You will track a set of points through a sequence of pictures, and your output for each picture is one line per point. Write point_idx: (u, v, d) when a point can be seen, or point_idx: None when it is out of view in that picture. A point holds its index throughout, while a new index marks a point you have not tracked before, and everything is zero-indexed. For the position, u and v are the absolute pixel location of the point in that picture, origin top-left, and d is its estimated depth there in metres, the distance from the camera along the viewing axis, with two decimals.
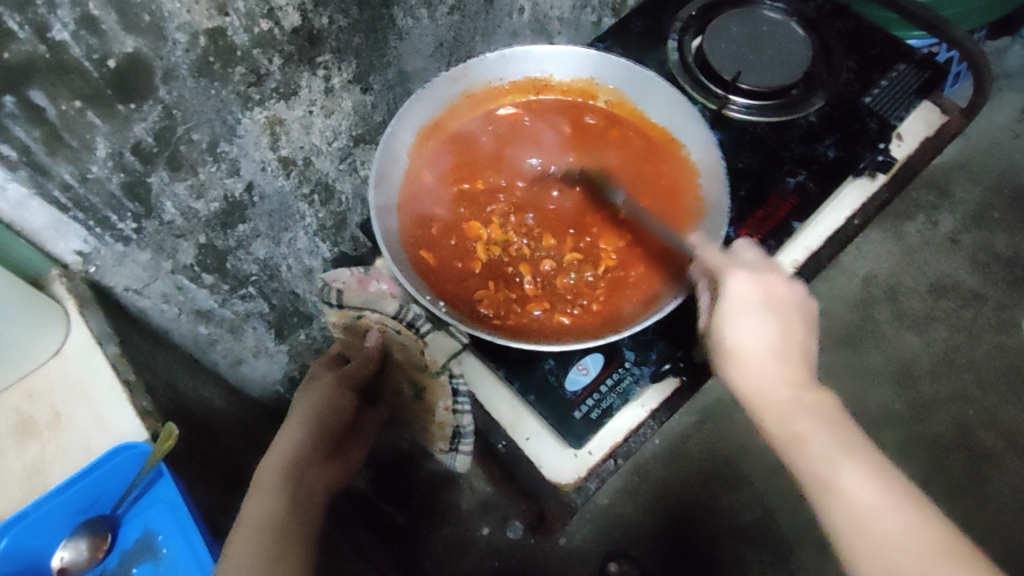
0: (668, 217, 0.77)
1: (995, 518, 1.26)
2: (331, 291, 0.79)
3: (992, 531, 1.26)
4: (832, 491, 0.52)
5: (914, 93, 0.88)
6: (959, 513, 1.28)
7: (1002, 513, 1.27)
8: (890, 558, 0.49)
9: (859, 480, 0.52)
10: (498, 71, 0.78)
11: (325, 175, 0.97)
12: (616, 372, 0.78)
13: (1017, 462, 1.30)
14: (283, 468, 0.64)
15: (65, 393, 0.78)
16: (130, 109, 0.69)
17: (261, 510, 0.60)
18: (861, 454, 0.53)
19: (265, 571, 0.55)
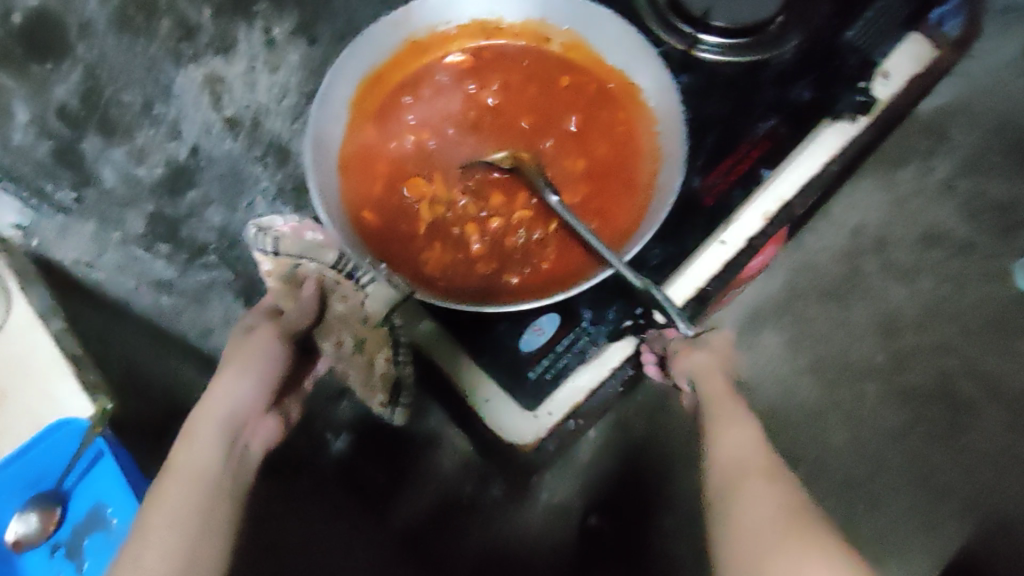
0: (624, 168, 0.73)
1: (970, 465, 1.29)
2: (268, 240, 0.79)
3: (968, 478, 1.29)
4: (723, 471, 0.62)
5: (901, 25, 0.81)
6: (935, 460, 1.30)
7: (978, 462, 1.29)
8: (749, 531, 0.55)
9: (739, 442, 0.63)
10: (443, 14, 0.74)
11: (279, 137, 0.86)
12: (571, 332, 0.74)
13: (994, 412, 1.30)
14: (220, 422, 0.59)
15: (4, 369, 0.74)
16: (47, 68, 0.71)
17: (192, 460, 0.56)
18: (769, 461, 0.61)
19: (190, 535, 0.52)
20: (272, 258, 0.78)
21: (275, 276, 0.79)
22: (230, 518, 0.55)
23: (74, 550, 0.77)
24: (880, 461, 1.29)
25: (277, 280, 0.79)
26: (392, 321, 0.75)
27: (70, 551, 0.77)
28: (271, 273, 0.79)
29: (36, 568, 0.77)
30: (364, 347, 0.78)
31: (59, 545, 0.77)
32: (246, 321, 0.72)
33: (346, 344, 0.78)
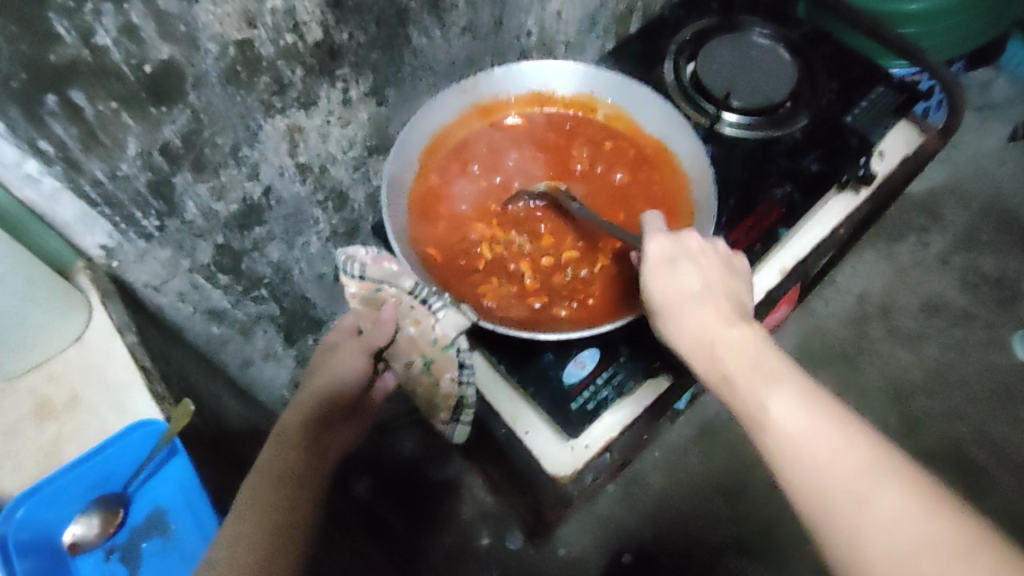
0: (659, 221, 0.83)
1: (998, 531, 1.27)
2: (355, 263, 0.72)
3: None
4: (764, 419, 0.57)
5: (893, 112, 0.93)
6: None
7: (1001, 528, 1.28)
8: (803, 472, 0.54)
9: (785, 402, 0.57)
10: (504, 84, 0.84)
11: (339, 183, 1.01)
12: (610, 367, 0.82)
13: (1011, 483, 1.31)
14: (307, 424, 0.70)
15: (84, 374, 0.79)
16: (161, 112, 0.74)
17: (273, 461, 0.67)
18: (793, 378, 0.59)
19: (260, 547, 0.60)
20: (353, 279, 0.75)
21: (358, 297, 0.73)
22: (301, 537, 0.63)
23: (131, 555, 0.72)
24: None
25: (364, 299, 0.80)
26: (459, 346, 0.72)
27: (126, 557, 0.71)
28: (354, 297, 0.74)
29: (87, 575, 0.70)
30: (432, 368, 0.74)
31: (115, 548, 0.71)
32: (329, 338, 0.78)
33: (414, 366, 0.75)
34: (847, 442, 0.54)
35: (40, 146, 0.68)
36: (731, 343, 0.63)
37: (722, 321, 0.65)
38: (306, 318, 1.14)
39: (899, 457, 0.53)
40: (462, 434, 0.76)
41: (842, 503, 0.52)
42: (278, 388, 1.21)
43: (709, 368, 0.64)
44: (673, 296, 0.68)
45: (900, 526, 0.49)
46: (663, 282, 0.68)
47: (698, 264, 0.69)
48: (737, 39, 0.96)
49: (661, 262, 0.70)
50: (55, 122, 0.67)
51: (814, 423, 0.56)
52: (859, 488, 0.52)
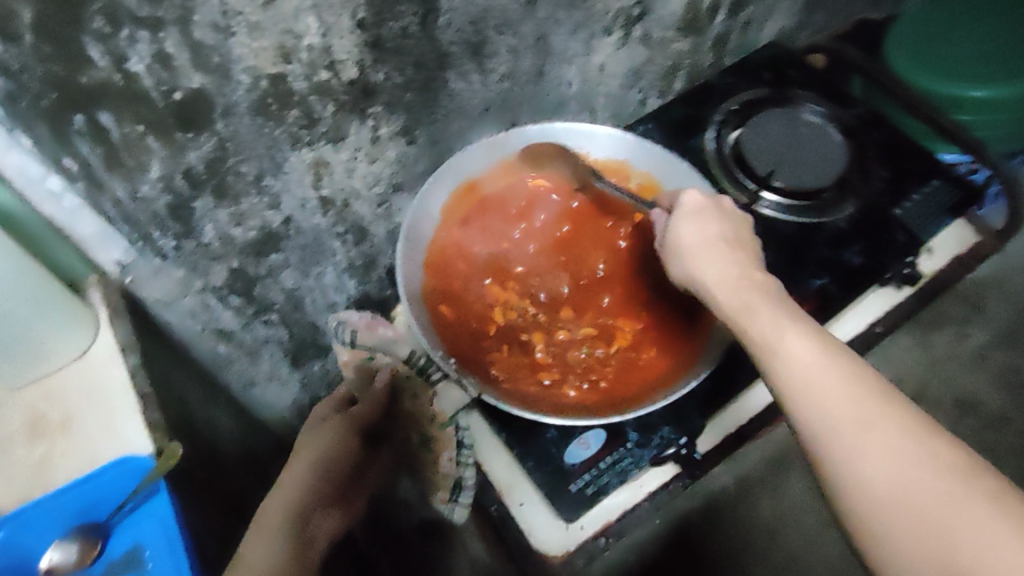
0: (684, 304, 0.79)
1: None
2: (346, 331, 0.83)
3: None
4: (779, 351, 0.60)
5: (947, 210, 0.89)
6: None
7: None
8: (819, 400, 0.56)
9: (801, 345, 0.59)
10: (536, 143, 0.84)
11: (361, 218, 0.99)
12: (616, 451, 0.79)
13: None
14: (295, 510, 0.67)
15: (83, 395, 0.77)
16: (188, 138, 0.70)
17: (252, 549, 0.61)
18: (804, 324, 0.60)
19: None
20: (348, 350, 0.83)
21: (350, 366, 0.82)
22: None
23: None
24: None
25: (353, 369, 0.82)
26: (457, 422, 0.80)
27: None
28: (346, 364, 0.83)
29: None
30: (429, 444, 0.81)
31: None
32: (319, 413, 0.80)
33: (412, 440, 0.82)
34: (869, 398, 0.55)
35: (65, 163, 0.66)
36: (764, 316, 0.62)
37: (748, 269, 0.68)
38: (313, 344, 1.12)
39: (903, 400, 0.55)
40: (461, 513, 0.81)
41: (849, 436, 0.53)
42: (279, 409, 1.20)
43: (734, 307, 0.65)
44: (683, 237, 0.71)
45: (905, 478, 0.50)
46: (691, 230, 0.71)
47: (709, 230, 0.71)
48: (784, 114, 0.93)
49: (691, 217, 0.73)
50: (81, 141, 0.64)
51: (827, 353, 0.58)
52: (866, 428, 0.53)
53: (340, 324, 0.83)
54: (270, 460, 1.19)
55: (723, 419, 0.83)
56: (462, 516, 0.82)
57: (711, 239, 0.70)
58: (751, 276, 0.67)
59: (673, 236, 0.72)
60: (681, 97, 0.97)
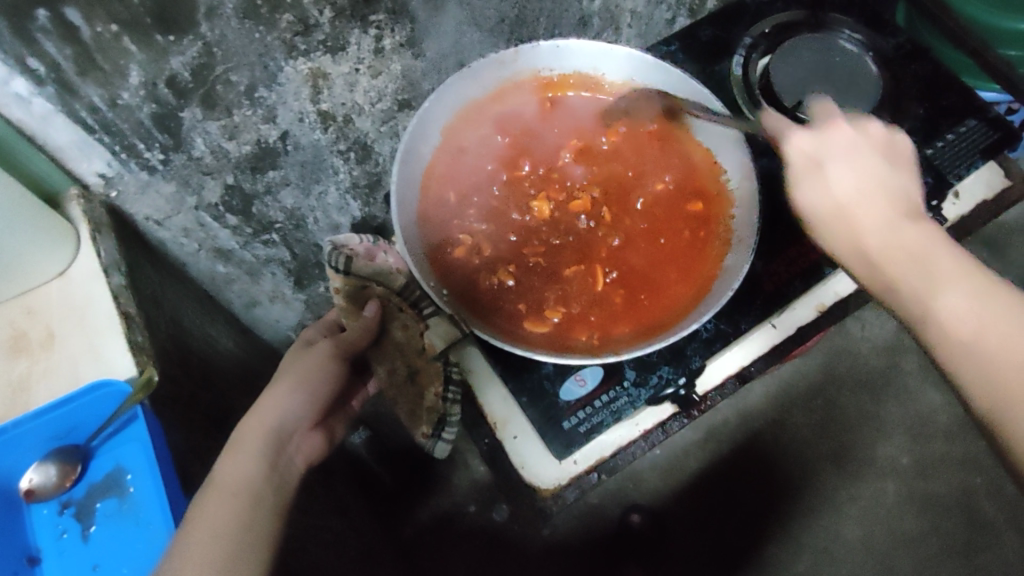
0: (690, 236, 0.76)
1: None
2: (341, 256, 0.77)
3: None
4: (848, 224, 0.60)
5: (979, 153, 0.83)
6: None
7: None
8: (901, 271, 0.56)
9: (915, 235, 0.57)
10: (549, 61, 0.78)
11: (364, 135, 0.92)
12: (612, 389, 0.78)
13: (1015, 539, 1.29)
14: (268, 433, 0.61)
15: (64, 313, 0.75)
16: (169, 41, 0.64)
17: (228, 476, 0.57)
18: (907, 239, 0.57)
19: (232, 541, 0.53)
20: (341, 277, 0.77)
21: (342, 293, 0.77)
22: (270, 526, 0.56)
23: (85, 513, 0.69)
24: (888, 565, 1.29)
25: (343, 296, 0.77)
26: (446, 357, 0.77)
27: (80, 513, 0.69)
28: (337, 290, 0.78)
29: (42, 526, 0.69)
30: (416, 376, 0.79)
31: (71, 503, 0.69)
32: (307, 335, 0.76)
33: (398, 372, 0.79)
34: (924, 245, 0.57)
35: (29, 64, 0.60)
36: (903, 245, 0.57)
37: (884, 212, 0.59)
38: (318, 266, 1.09)
39: (948, 255, 0.55)
40: (441, 450, 0.79)
41: (915, 294, 0.55)
42: (284, 328, 1.19)
43: (873, 253, 0.59)
44: (840, 197, 0.61)
45: (931, 271, 0.55)
46: (820, 188, 0.62)
47: (854, 149, 0.62)
48: (820, 39, 0.85)
49: (806, 164, 0.63)
50: (47, 40, 0.59)
51: (927, 240, 0.57)
52: (920, 257, 0.56)
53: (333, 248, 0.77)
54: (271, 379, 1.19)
55: (743, 346, 0.80)
56: (444, 450, 0.79)
57: (868, 187, 0.60)
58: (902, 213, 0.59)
59: (815, 199, 0.62)
60: (710, 17, 0.90)
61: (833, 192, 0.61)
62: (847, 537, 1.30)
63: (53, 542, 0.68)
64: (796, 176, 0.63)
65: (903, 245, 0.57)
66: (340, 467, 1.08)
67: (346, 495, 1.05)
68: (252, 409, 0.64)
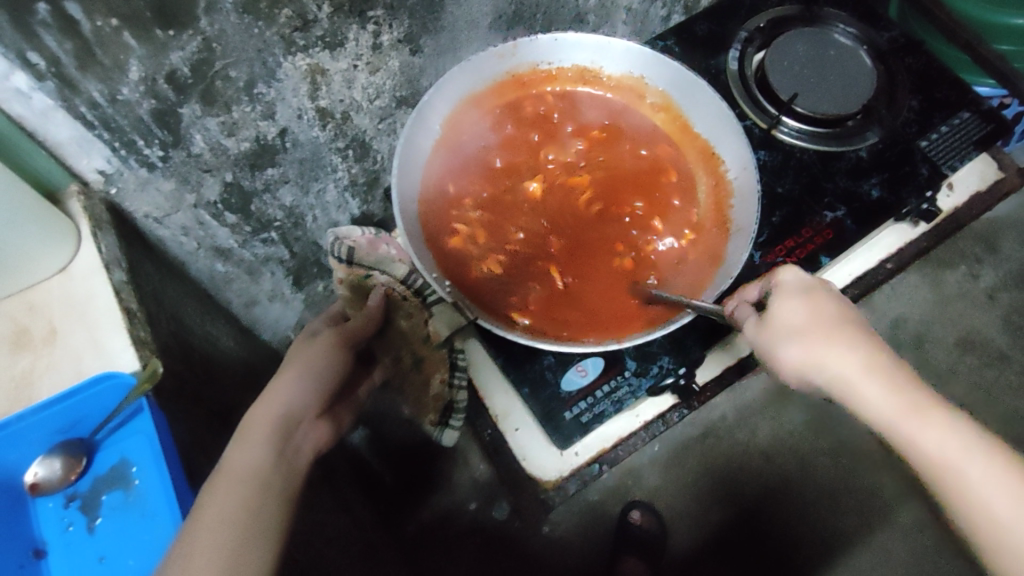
0: (688, 225, 0.77)
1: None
2: (344, 247, 0.82)
3: None
4: (832, 381, 0.56)
5: (973, 144, 0.84)
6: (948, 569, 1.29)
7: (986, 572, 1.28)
8: (857, 394, 0.54)
9: (866, 381, 0.54)
10: (547, 55, 0.78)
11: (362, 132, 0.93)
12: (614, 379, 0.78)
13: None
14: (274, 423, 0.61)
15: (65, 309, 0.74)
16: (169, 36, 0.65)
17: (235, 465, 0.56)
18: (878, 379, 0.54)
19: (242, 529, 0.52)
20: (345, 267, 0.82)
21: (346, 283, 0.82)
22: (276, 515, 0.55)
23: (90, 506, 0.68)
24: (889, 560, 1.29)
25: (347, 286, 0.82)
26: (451, 344, 0.81)
27: (86, 506, 0.69)
28: (341, 281, 0.83)
29: (48, 519, 0.69)
30: (421, 365, 0.83)
31: (76, 496, 0.69)
32: (311, 326, 0.74)
33: (404, 361, 0.83)
34: (907, 405, 0.52)
35: (30, 59, 0.60)
36: (868, 373, 0.54)
37: (838, 346, 0.56)
38: (316, 264, 1.09)
39: (935, 423, 0.51)
40: (449, 435, 0.86)
41: (913, 448, 0.52)
42: (283, 328, 1.19)
43: (861, 406, 0.54)
44: (795, 350, 0.58)
45: (880, 406, 0.53)
46: (790, 318, 0.59)
47: (815, 297, 0.59)
48: (814, 33, 0.86)
49: (792, 296, 0.60)
50: (47, 35, 0.58)
51: (892, 389, 0.53)
52: (909, 412, 0.52)
53: (338, 240, 0.82)
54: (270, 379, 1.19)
55: (740, 339, 0.83)
56: (451, 436, 0.86)
57: (834, 334, 0.56)
58: (884, 368, 0.54)
59: (763, 326, 0.61)
60: (704, 12, 0.91)
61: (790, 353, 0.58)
62: (847, 531, 1.31)
63: (59, 536, 0.68)
64: (773, 304, 0.60)
65: (876, 397, 0.53)
66: (341, 465, 1.08)
67: (348, 493, 1.05)
68: (256, 400, 0.64)
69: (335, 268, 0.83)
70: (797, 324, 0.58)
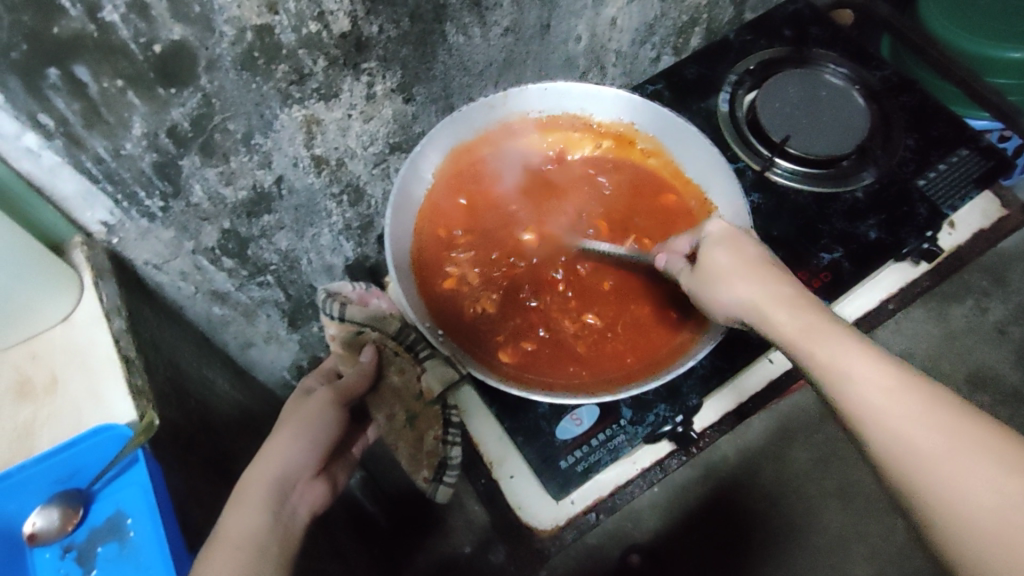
0: None
1: None
2: (335, 304, 0.79)
3: None
4: (829, 367, 0.52)
5: (973, 182, 0.82)
6: None
7: None
8: (852, 378, 0.51)
9: (855, 358, 0.51)
10: (538, 104, 0.79)
11: (356, 178, 0.94)
12: (609, 428, 0.77)
13: None
14: (270, 483, 0.62)
15: (65, 358, 0.76)
16: (170, 93, 0.66)
17: (233, 530, 0.57)
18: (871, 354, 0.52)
19: None
20: (336, 324, 0.79)
21: (338, 340, 0.79)
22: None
23: (86, 557, 0.69)
24: None
25: (340, 344, 0.79)
26: (445, 400, 0.78)
27: (82, 557, 0.69)
28: (333, 338, 0.79)
29: (44, 569, 0.69)
30: (414, 421, 0.78)
31: (71, 547, 0.69)
32: (307, 384, 0.76)
33: (397, 418, 0.78)
34: (895, 381, 0.50)
35: (39, 120, 0.61)
36: (849, 346, 0.52)
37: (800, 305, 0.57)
38: (311, 306, 1.10)
39: (915, 392, 0.49)
40: (444, 493, 0.76)
41: (883, 423, 0.49)
42: (280, 369, 1.20)
43: (835, 378, 0.52)
44: (736, 291, 0.60)
45: (900, 406, 0.48)
46: (726, 262, 0.62)
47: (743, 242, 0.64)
48: (805, 74, 0.87)
49: (718, 240, 0.64)
50: (57, 97, 0.60)
51: (881, 367, 0.51)
52: (925, 416, 0.48)
53: (328, 296, 0.79)
54: (266, 420, 1.19)
55: (742, 382, 0.82)
56: (445, 497, 0.76)
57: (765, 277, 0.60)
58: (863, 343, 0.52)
59: (705, 270, 0.63)
60: (694, 55, 0.92)
61: (741, 303, 0.60)
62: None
63: None
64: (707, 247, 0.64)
65: (860, 369, 0.51)
66: (336, 510, 1.07)
67: (342, 538, 1.05)
68: (253, 460, 0.65)
69: (326, 325, 0.80)
70: (737, 276, 0.60)
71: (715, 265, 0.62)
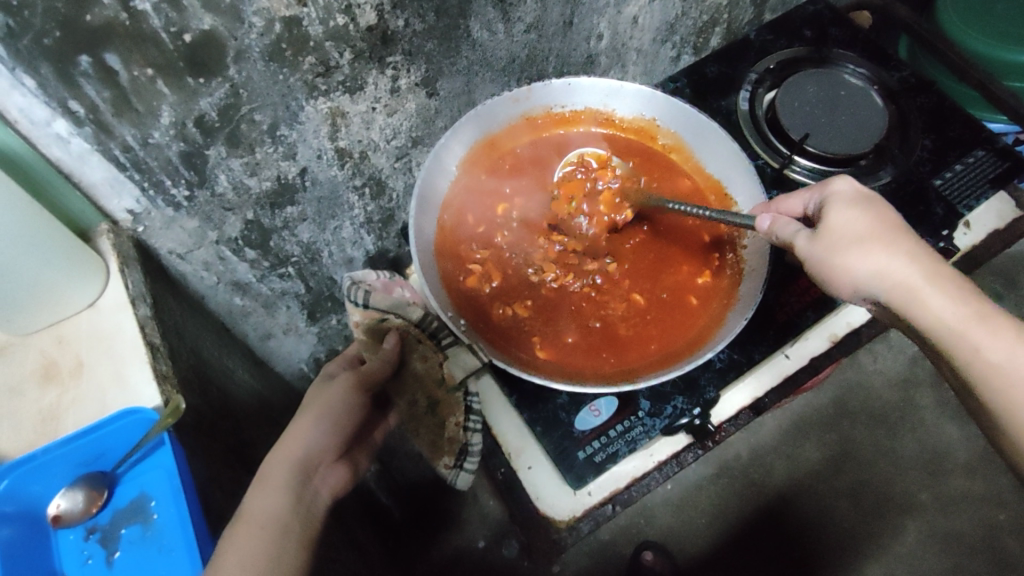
0: (701, 267, 0.77)
1: None
2: (360, 291, 0.80)
3: None
4: (939, 316, 0.56)
5: (988, 182, 0.83)
6: None
7: None
8: (957, 322, 0.56)
9: (957, 306, 0.56)
10: (561, 98, 0.80)
11: (379, 171, 0.95)
12: (626, 420, 0.78)
13: None
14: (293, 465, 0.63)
15: (91, 343, 0.77)
16: (199, 83, 0.67)
17: (256, 511, 0.58)
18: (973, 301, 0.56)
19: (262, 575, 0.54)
20: (360, 311, 0.81)
21: (361, 327, 0.80)
22: (297, 561, 0.57)
23: (110, 538, 0.70)
24: None
25: (363, 330, 0.80)
26: (467, 387, 0.78)
27: (105, 539, 0.70)
28: (356, 325, 0.81)
29: (67, 551, 0.70)
30: (437, 408, 0.78)
31: (96, 529, 0.70)
32: (329, 368, 0.76)
33: (419, 403, 0.78)
34: (987, 322, 0.55)
35: (70, 107, 0.62)
36: (955, 296, 0.56)
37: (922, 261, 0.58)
38: (330, 298, 1.12)
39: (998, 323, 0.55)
40: (463, 481, 0.77)
41: (969, 356, 0.56)
42: (297, 361, 1.21)
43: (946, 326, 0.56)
44: (862, 254, 0.59)
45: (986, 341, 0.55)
46: (850, 223, 0.60)
47: (870, 201, 0.62)
48: (825, 74, 0.88)
49: (850, 199, 0.62)
50: (88, 84, 0.61)
51: (978, 310, 0.56)
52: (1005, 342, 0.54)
53: (354, 283, 0.81)
54: (284, 411, 1.20)
55: (760, 376, 0.83)
56: (466, 483, 0.77)
57: (892, 236, 0.59)
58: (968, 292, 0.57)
59: (827, 230, 0.61)
60: (714, 54, 0.93)
61: (868, 266, 0.59)
62: None
63: (79, 568, 0.69)
64: (831, 205, 0.62)
65: (962, 318, 0.56)
66: (352, 501, 1.08)
67: (358, 529, 1.05)
68: (278, 442, 0.66)
69: (350, 312, 0.81)
70: (863, 238, 0.59)
71: (837, 224, 0.61)
